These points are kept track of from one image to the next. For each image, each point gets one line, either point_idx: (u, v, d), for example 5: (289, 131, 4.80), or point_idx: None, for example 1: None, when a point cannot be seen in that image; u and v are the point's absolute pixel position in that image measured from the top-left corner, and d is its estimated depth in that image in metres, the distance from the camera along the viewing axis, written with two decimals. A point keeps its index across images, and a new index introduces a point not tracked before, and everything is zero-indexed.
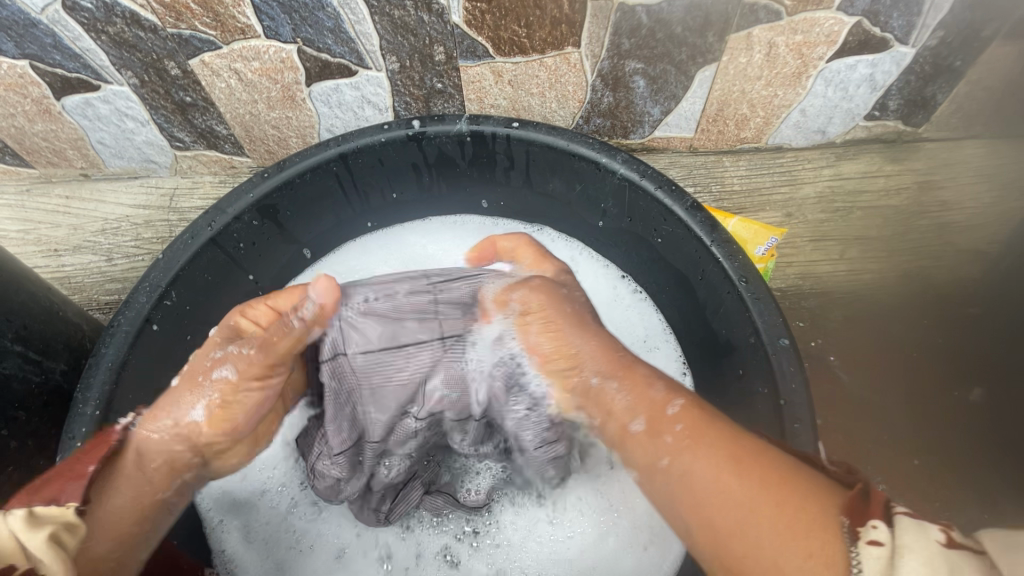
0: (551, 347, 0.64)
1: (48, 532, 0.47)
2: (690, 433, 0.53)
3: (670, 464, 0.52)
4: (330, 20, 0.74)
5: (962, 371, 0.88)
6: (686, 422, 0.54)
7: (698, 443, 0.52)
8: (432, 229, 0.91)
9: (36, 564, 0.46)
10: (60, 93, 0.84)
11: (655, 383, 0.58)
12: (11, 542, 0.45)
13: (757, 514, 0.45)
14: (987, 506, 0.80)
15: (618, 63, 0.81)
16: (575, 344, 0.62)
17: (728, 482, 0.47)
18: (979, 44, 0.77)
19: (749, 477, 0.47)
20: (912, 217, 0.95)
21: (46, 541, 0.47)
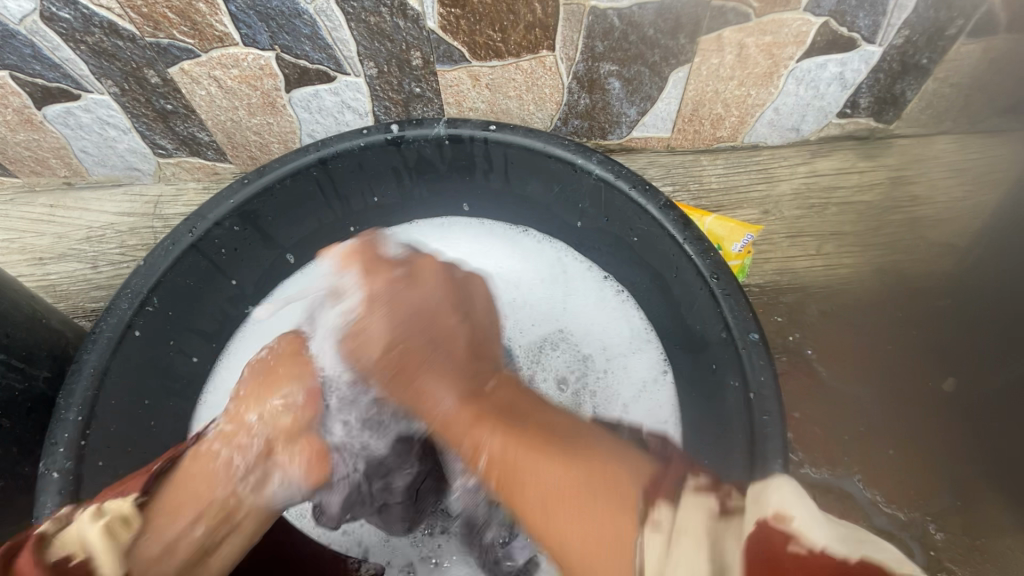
0: (365, 342, 0.67)
1: (102, 523, 0.57)
2: (496, 464, 0.57)
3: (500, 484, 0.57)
4: (306, 27, 0.75)
5: (934, 362, 0.90)
6: (510, 436, 0.57)
7: (514, 472, 0.55)
8: (417, 232, 0.92)
9: (89, 556, 0.55)
10: (40, 103, 0.84)
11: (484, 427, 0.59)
12: (77, 533, 0.56)
13: (575, 521, 0.50)
14: (959, 492, 0.83)
15: (593, 65, 0.82)
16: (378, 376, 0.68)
17: (573, 478, 0.52)
18: (944, 42, 0.78)
19: (574, 497, 0.51)
20: (886, 212, 0.97)
21: (98, 533, 0.56)
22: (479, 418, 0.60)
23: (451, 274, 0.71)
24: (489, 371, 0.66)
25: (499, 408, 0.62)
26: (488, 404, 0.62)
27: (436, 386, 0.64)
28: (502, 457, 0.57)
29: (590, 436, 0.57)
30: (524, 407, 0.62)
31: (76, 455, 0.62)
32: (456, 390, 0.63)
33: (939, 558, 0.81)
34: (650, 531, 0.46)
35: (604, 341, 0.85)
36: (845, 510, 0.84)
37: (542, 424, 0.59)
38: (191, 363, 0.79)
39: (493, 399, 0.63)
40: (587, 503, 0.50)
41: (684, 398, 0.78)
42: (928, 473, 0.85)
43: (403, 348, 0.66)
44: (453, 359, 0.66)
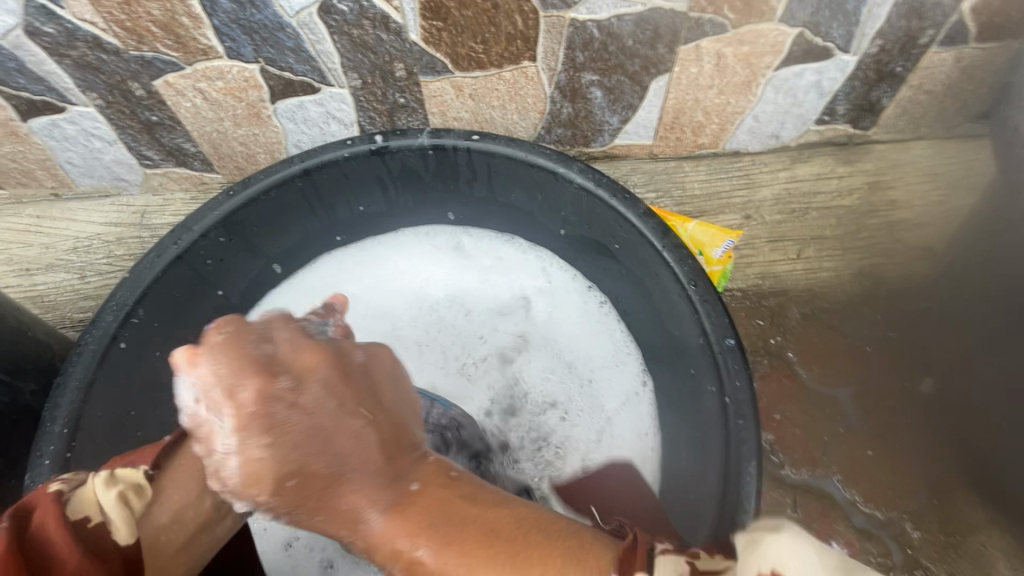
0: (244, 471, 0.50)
1: (117, 492, 0.56)
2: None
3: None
4: (289, 39, 0.76)
5: (912, 363, 0.92)
6: (439, 547, 0.51)
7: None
8: (405, 242, 0.93)
9: (106, 518, 0.54)
10: (26, 116, 0.84)
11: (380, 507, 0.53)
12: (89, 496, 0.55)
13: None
14: (935, 492, 0.85)
15: (574, 75, 0.83)
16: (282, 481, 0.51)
17: None
18: (917, 50, 0.80)
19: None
20: (864, 216, 0.98)
21: (112, 500, 0.55)
22: (414, 526, 0.52)
23: (346, 361, 0.57)
24: (413, 465, 0.57)
25: (433, 507, 0.54)
26: (417, 507, 0.54)
27: (349, 501, 0.54)
28: (445, 575, 0.49)
29: (526, 527, 0.51)
30: (460, 505, 0.54)
31: (61, 467, 0.63)
32: (378, 504, 0.54)
33: (916, 556, 0.83)
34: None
35: (588, 348, 0.87)
36: (824, 509, 0.85)
37: (475, 522, 0.52)
38: None
39: (424, 498, 0.54)
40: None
41: (665, 403, 0.79)
42: (905, 473, 0.87)
43: (303, 461, 0.52)
44: (368, 468, 0.54)
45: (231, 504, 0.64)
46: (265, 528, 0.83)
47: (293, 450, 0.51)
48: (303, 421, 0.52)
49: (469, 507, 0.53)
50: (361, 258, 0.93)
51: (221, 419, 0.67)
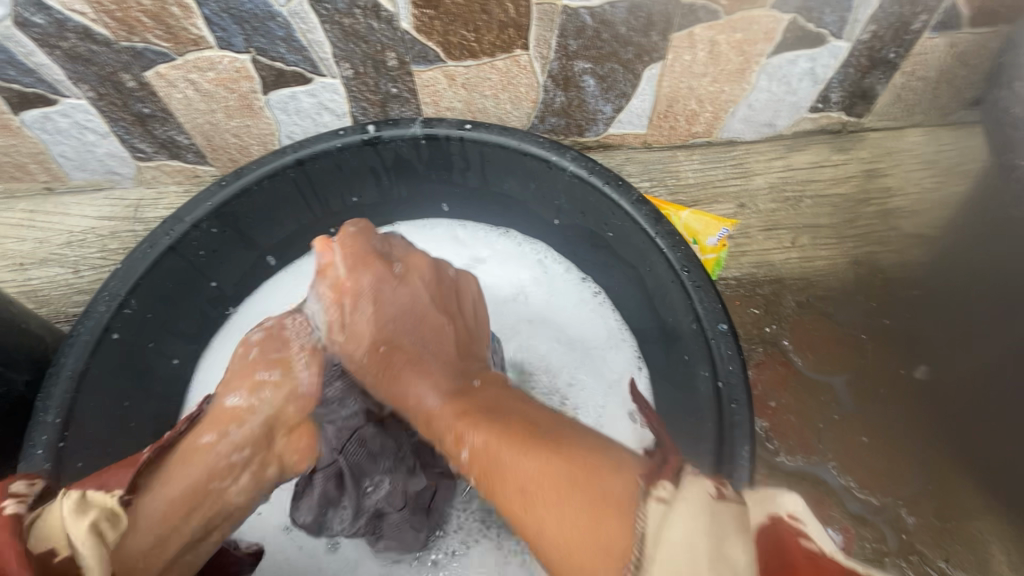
0: (362, 332, 0.73)
1: (89, 521, 0.51)
2: (479, 455, 0.56)
3: (481, 474, 0.56)
4: (281, 29, 0.75)
5: (908, 350, 0.92)
6: (489, 431, 0.56)
7: (494, 463, 0.54)
8: (403, 234, 0.94)
9: (75, 552, 0.48)
10: (17, 108, 0.84)
11: (435, 392, 0.66)
12: (58, 523, 0.49)
13: (556, 508, 0.47)
14: (931, 478, 0.85)
15: (567, 63, 0.83)
16: (373, 337, 0.73)
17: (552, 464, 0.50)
18: (910, 36, 0.80)
19: (556, 483, 0.48)
20: (859, 204, 0.98)
21: (85, 530, 0.50)
22: (463, 410, 0.61)
23: (441, 274, 0.78)
24: (476, 370, 0.70)
25: (486, 402, 0.62)
26: (479, 398, 0.63)
27: (418, 385, 0.67)
28: (484, 448, 0.56)
29: (563, 425, 0.56)
30: (511, 402, 0.61)
31: (54, 458, 0.62)
32: (440, 389, 0.66)
33: (911, 541, 0.83)
34: (653, 501, 0.43)
35: (583, 335, 0.87)
36: (820, 495, 0.85)
37: (521, 417, 0.57)
38: (171, 365, 0.80)
39: (480, 395, 0.64)
40: (568, 491, 0.47)
41: (660, 391, 0.79)
42: (901, 459, 0.87)
43: (398, 344, 0.72)
44: (439, 356, 0.71)
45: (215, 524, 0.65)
46: (259, 511, 0.83)
47: (393, 342, 0.72)
48: (420, 285, 0.76)
49: (518, 404, 0.61)
50: None
51: (203, 441, 0.65)
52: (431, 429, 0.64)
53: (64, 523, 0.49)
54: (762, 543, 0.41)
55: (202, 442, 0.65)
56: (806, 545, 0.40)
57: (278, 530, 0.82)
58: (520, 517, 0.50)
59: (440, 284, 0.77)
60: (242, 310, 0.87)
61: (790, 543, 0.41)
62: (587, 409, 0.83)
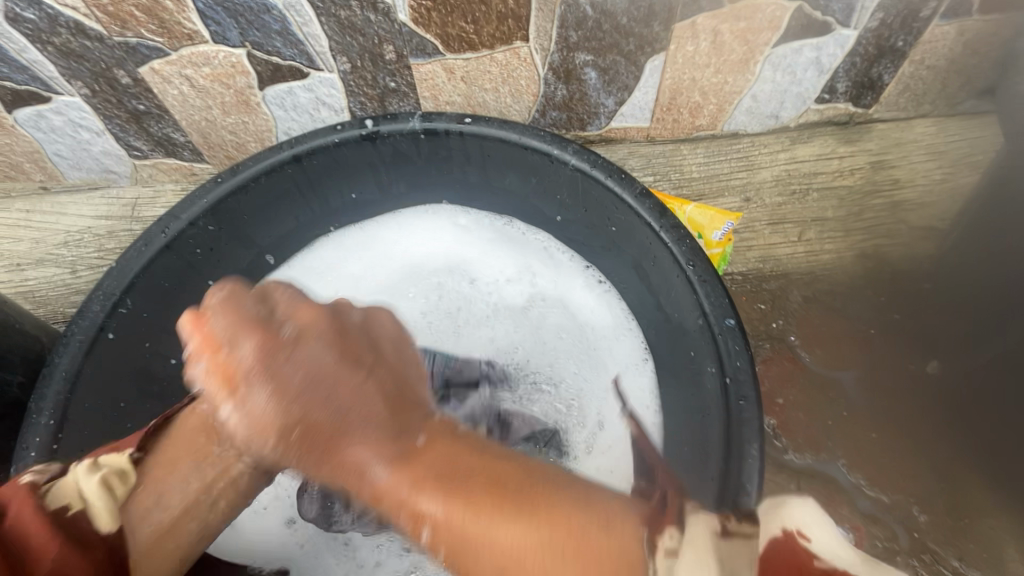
0: (288, 412, 0.55)
1: (99, 478, 0.55)
2: (446, 535, 0.48)
3: (454, 555, 0.48)
4: (276, 22, 0.74)
5: (919, 345, 0.91)
6: (446, 500, 0.49)
7: (465, 544, 0.47)
8: (404, 221, 0.92)
9: (86, 507, 0.54)
10: (10, 106, 0.83)
11: (377, 464, 0.52)
12: (71, 487, 0.54)
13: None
14: (942, 476, 0.84)
15: (568, 55, 0.81)
16: (298, 411, 0.55)
17: (539, 555, 0.45)
18: (919, 24, 0.78)
19: (541, 558, 0.45)
20: (868, 196, 0.97)
21: (92, 487, 0.54)
22: (416, 482, 0.50)
23: (344, 320, 0.63)
24: (418, 420, 0.57)
25: (435, 464, 0.52)
26: (424, 463, 0.52)
27: (353, 452, 0.54)
28: (449, 529, 0.48)
29: (514, 472, 0.50)
30: (465, 460, 0.51)
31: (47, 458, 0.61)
32: (384, 454, 0.53)
33: (922, 540, 0.82)
34: (665, 556, 0.45)
35: (589, 327, 0.85)
36: (830, 494, 0.84)
37: (477, 480, 0.49)
38: (170, 364, 0.79)
39: (425, 454, 0.53)
40: (548, 563, 0.45)
41: (666, 389, 0.78)
42: (912, 455, 0.85)
43: (315, 412, 0.55)
44: (374, 419, 0.55)
45: (219, 492, 0.61)
46: (265, 508, 0.82)
47: (306, 409, 0.55)
48: (309, 346, 0.58)
49: (448, 458, 0.52)
50: (360, 240, 0.91)
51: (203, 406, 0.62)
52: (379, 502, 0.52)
53: (74, 486, 0.54)
54: (772, 557, 0.47)
55: (202, 408, 0.62)
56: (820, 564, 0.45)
57: (283, 527, 0.81)
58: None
59: (347, 333, 0.61)
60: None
61: (803, 560, 0.46)
62: (592, 395, 0.82)
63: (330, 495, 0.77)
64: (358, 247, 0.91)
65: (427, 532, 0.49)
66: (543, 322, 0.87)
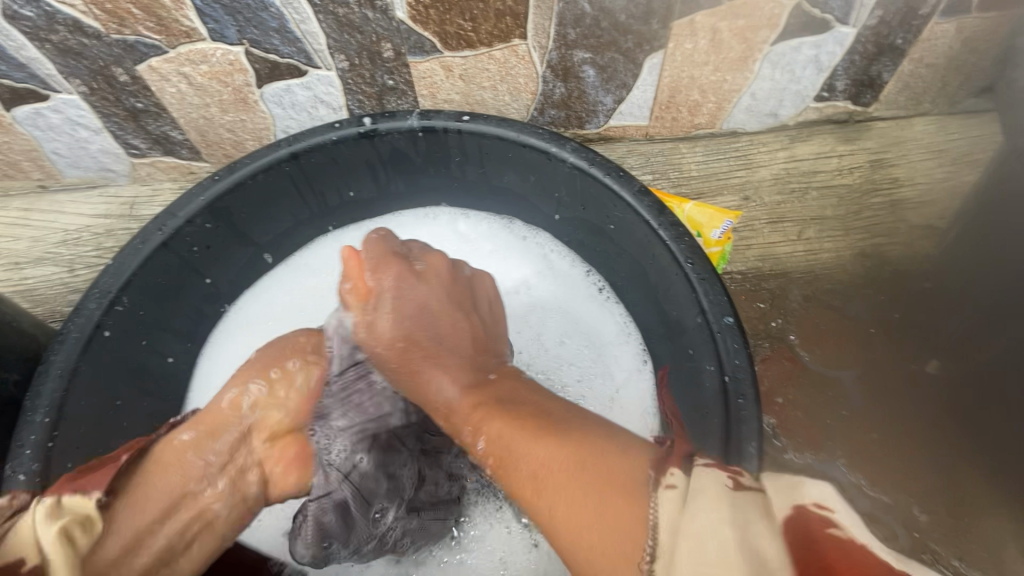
0: (390, 332, 0.69)
1: (62, 525, 0.51)
2: (495, 444, 0.57)
3: (495, 467, 0.57)
4: (274, 20, 0.74)
5: (919, 344, 0.90)
6: (500, 417, 0.58)
7: (506, 452, 0.56)
8: (404, 224, 0.92)
9: (45, 560, 0.49)
10: (8, 104, 0.83)
11: (449, 385, 0.64)
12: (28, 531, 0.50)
13: (566, 491, 0.50)
14: (943, 476, 0.83)
15: (566, 53, 0.81)
16: (392, 334, 0.69)
17: (559, 462, 0.52)
18: (918, 21, 0.78)
19: (562, 475, 0.51)
20: (867, 195, 0.96)
21: (58, 532, 0.51)
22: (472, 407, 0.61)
23: (457, 274, 0.75)
24: (492, 365, 0.69)
25: (502, 396, 0.62)
26: (493, 393, 0.62)
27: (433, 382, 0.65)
28: (496, 442, 0.57)
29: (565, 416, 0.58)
30: (524, 396, 0.62)
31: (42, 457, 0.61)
32: (458, 381, 0.64)
33: (923, 540, 0.81)
34: (664, 490, 0.46)
35: (589, 329, 0.85)
36: None
37: (530, 416, 0.58)
38: (166, 363, 0.79)
39: (494, 388, 0.63)
40: (561, 479, 0.51)
41: (665, 389, 0.77)
42: (911, 455, 0.85)
43: (417, 342, 0.68)
44: (460, 351, 0.68)
45: (194, 532, 0.64)
46: (259, 518, 0.81)
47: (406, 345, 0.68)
48: (426, 288, 0.71)
49: (513, 393, 0.62)
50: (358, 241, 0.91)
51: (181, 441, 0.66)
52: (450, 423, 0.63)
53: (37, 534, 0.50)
54: (786, 533, 0.39)
55: (181, 441, 0.66)
56: (835, 532, 0.38)
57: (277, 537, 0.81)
58: (528, 496, 0.53)
59: (458, 284, 0.74)
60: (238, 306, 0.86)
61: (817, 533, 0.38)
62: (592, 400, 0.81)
63: (329, 531, 0.73)
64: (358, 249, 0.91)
65: (482, 442, 0.58)
66: (543, 329, 0.86)
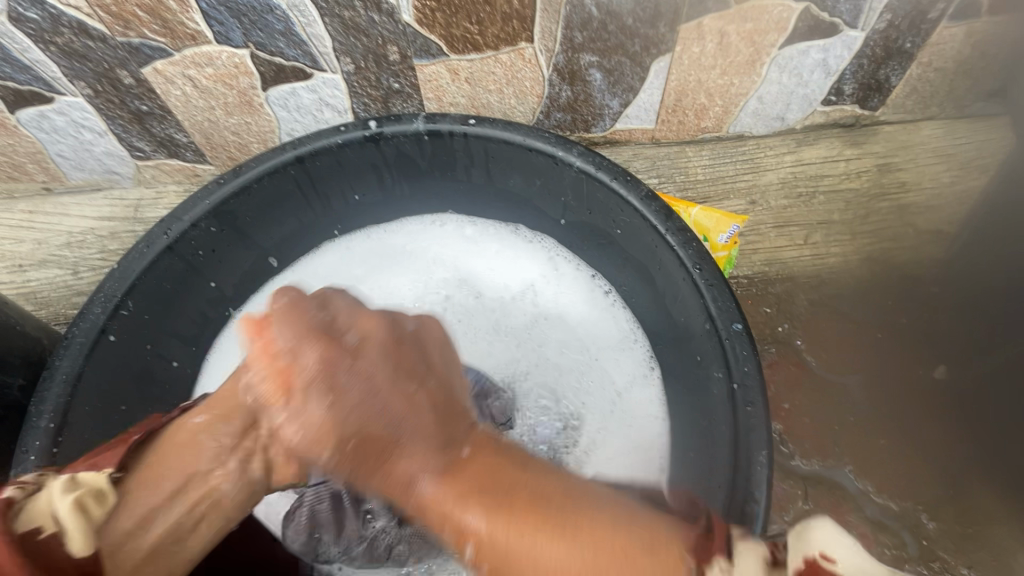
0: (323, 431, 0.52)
1: (73, 498, 0.51)
2: (489, 552, 0.47)
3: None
4: (279, 23, 0.74)
5: (926, 350, 0.90)
6: (488, 515, 0.48)
7: (508, 560, 0.47)
8: (412, 230, 0.93)
9: (62, 529, 0.49)
10: (13, 107, 0.83)
11: (421, 480, 0.51)
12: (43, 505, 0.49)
13: None
14: (951, 483, 0.83)
15: (573, 56, 0.81)
16: (330, 424, 0.52)
17: (569, 568, 0.44)
18: (927, 25, 0.77)
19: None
20: (874, 200, 0.96)
21: (70, 503, 0.50)
22: (437, 497, 0.50)
23: (398, 331, 0.60)
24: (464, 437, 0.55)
25: (480, 480, 0.51)
26: (467, 479, 0.51)
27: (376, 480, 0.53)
28: (494, 551, 0.47)
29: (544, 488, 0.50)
30: (515, 471, 0.51)
31: (46, 462, 0.60)
32: (431, 469, 0.52)
33: (931, 548, 0.80)
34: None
35: (594, 334, 0.85)
36: (837, 500, 0.83)
37: (518, 513, 0.48)
38: (171, 366, 0.79)
39: (469, 466, 0.52)
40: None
41: (672, 394, 0.77)
42: (919, 461, 0.85)
43: (364, 437, 0.53)
44: (423, 431, 0.54)
45: (202, 513, 0.60)
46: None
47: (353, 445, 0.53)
48: (367, 359, 0.55)
49: (484, 494, 0.49)
50: (365, 246, 0.91)
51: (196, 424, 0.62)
52: (426, 516, 0.51)
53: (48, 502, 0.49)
54: None
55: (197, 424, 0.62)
56: None
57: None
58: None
59: (401, 355, 0.58)
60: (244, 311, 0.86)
61: None
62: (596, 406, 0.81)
63: (319, 522, 0.78)
64: (364, 254, 0.91)
65: (471, 548, 0.48)
66: (542, 335, 0.87)
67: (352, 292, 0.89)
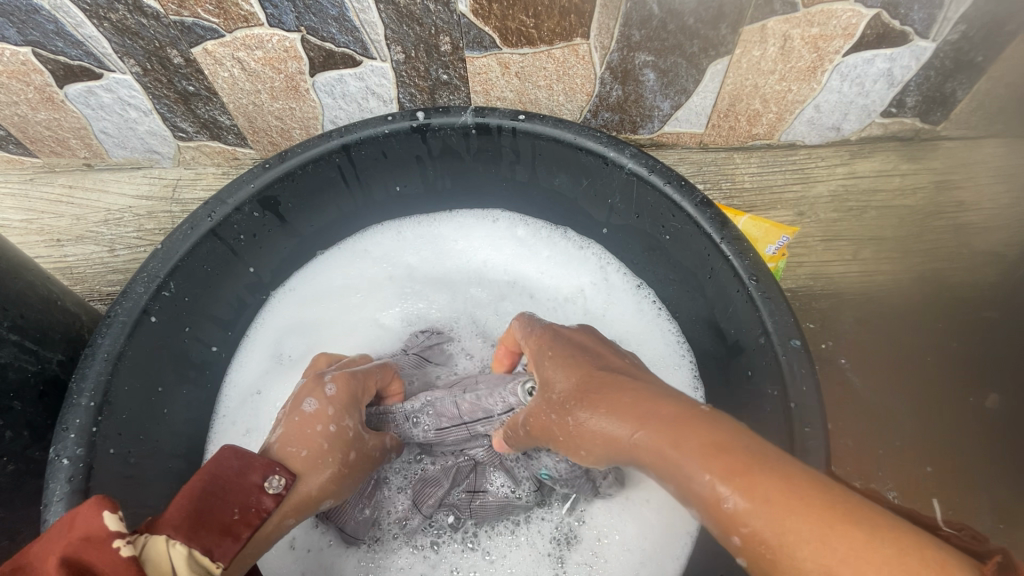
0: (570, 401, 0.56)
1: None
2: (766, 515, 0.42)
3: (760, 545, 0.42)
4: (333, 8, 0.72)
5: (980, 376, 0.86)
6: (757, 495, 0.42)
7: (784, 535, 0.41)
8: (463, 223, 0.91)
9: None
10: (62, 81, 0.82)
11: (639, 404, 0.52)
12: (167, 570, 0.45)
13: None
14: (1002, 516, 0.79)
15: (628, 55, 0.78)
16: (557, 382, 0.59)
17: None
18: (1002, 39, 0.73)
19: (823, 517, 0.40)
20: (930, 218, 0.92)
21: None
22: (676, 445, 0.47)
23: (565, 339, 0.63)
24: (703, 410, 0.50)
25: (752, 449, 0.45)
26: (724, 431, 0.47)
27: (598, 422, 0.53)
28: (768, 509, 0.42)
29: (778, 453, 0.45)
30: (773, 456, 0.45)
31: (88, 441, 0.60)
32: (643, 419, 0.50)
33: None
34: None
35: (640, 344, 0.83)
36: None
37: (778, 461, 0.44)
38: (209, 351, 0.78)
39: (729, 430, 0.47)
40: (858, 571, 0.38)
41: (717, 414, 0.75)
42: (970, 489, 0.81)
43: (601, 385, 0.55)
44: (651, 412, 0.50)
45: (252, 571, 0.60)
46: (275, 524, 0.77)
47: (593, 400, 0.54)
48: (558, 350, 0.62)
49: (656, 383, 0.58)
50: (417, 236, 0.91)
51: (284, 523, 0.60)
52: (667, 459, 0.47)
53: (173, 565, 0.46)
54: None
55: (283, 525, 0.60)
56: None
57: (285, 548, 0.76)
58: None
59: (587, 340, 0.63)
60: (294, 289, 0.87)
61: None
62: None
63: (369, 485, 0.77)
64: (416, 241, 0.91)
65: (733, 497, 0.43)
66: None
67: (402, 279, 0.90)
